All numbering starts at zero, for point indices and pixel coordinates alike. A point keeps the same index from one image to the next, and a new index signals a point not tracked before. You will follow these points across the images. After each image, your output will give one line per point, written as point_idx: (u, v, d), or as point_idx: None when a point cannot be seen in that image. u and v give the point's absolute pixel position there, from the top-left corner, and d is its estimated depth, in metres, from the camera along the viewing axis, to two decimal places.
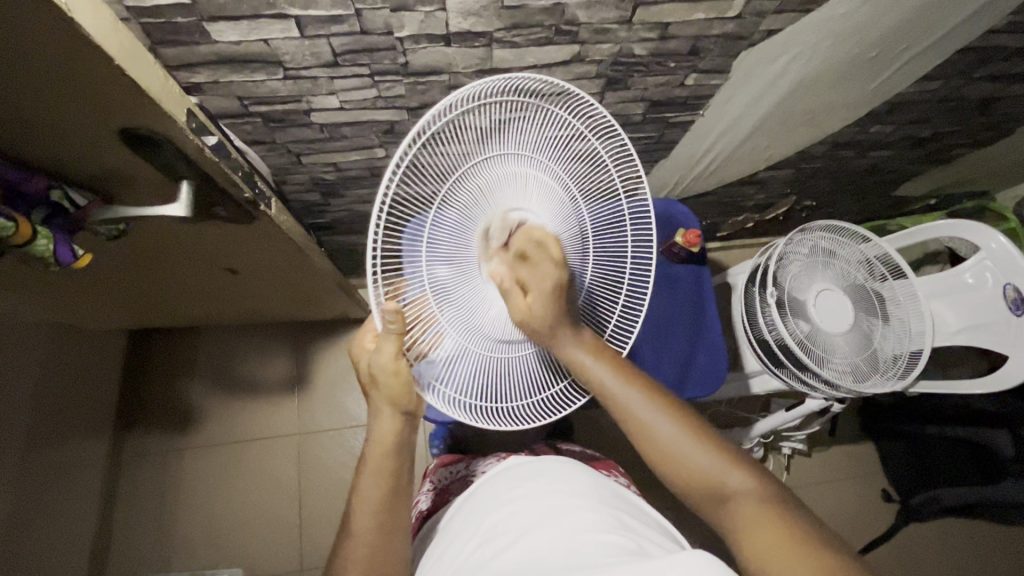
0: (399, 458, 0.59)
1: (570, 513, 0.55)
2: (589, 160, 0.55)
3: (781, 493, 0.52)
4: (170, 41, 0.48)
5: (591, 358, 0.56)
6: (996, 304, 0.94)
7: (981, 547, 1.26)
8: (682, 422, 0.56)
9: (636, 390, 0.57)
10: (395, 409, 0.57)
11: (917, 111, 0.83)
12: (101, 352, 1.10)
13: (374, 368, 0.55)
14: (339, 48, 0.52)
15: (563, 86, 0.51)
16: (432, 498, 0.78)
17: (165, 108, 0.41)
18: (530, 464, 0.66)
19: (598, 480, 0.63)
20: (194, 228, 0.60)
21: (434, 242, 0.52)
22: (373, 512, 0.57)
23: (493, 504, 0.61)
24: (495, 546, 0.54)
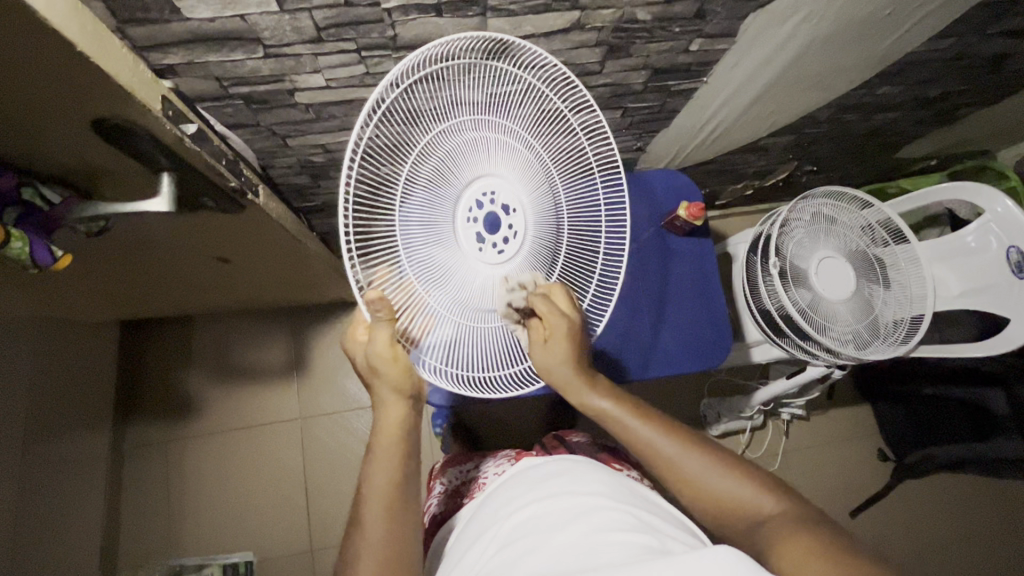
0: (411, 448, 0.58)
1: (588, 513, 0.54)
2: (555, 119, 0.55)
3: (816, 511, 0.51)
4: (139, 20, 0.45)
5: (606, 401, 0.60)
6: (999, 267, 0.93)
7: (976, 501, 1.30)
8: (712, 457, 0.56)
9: (658, 431, 0.58)
10: (401, 396, 0.56)
11: (926, 70, 0.81)
12: (92, 345, 1.08)
13: (370, 359, 0.53)
14: (322, 22, 0.48)
15: (506, 41, 0.50)
16: (444, 500, 0.77)
17: (139, 97, 0.38)
18: (546, 467, 0.65)
19: (616, 480, 0.62)
20: (181, 221, 0.57)
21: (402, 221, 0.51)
22: (385, 501, 0.54)
23: (512, 508, 0.60)
24: (516, 548, 0.54)
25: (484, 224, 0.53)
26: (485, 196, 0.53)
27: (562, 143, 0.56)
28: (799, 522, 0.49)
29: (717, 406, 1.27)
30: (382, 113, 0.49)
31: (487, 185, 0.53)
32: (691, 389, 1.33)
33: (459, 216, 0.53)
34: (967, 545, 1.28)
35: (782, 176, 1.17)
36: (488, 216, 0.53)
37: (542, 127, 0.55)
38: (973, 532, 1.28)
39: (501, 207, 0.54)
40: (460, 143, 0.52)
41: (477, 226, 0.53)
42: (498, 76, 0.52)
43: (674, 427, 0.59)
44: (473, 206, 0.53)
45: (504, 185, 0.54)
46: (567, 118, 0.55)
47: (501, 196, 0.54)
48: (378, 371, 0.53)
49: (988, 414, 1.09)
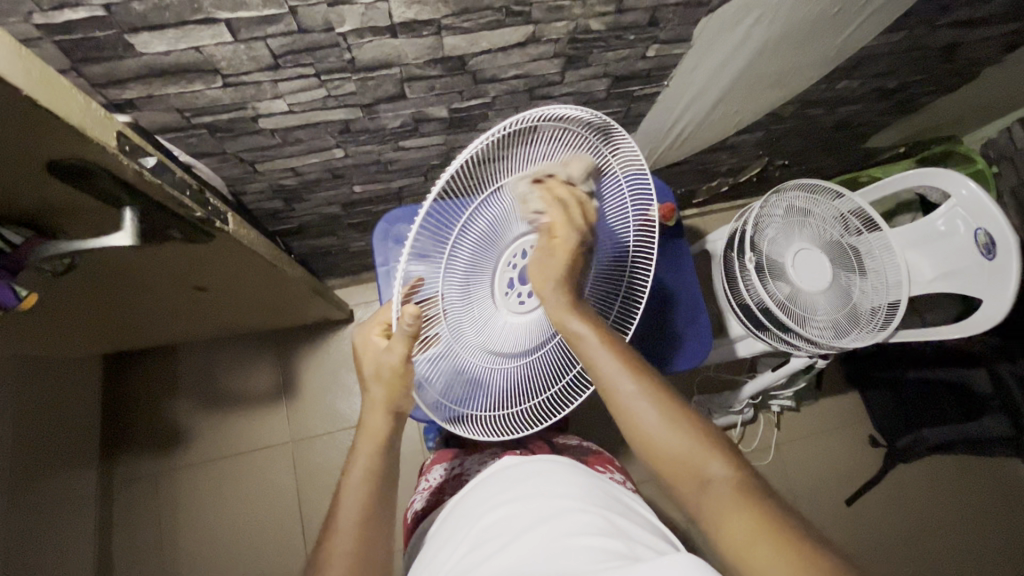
0: (387, 456, 0.59)
1: (559, 517, 0.54)
2: (614, 191, 0.62)
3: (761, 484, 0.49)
4: (94, 57, 0.45)
5: (584, 325, 0.57)
6: (969, 249, 0.94)
7: (967, 481, 1.31)
8: (663, 403, 0.54)
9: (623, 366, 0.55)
10: (387, 408, 0.58)
11: (883, 63, 0.82)
12: (74, 382, 1.07)
13: (381, 366, 0.56)
14: (278, 49, 0.49)
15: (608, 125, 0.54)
16: (427, 497, 0.77)
17: (93, 135, 0.38)
18: (523, 466, 0.66)
19: (593, 483, 0.63)
20: (148, 253, 0.57)
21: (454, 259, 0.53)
22: (363, 499, 0.56)
23: (485, 508, 0.61)
24: (485, 550, 0.54)
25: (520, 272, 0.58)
26: (526, 246, 0.57)
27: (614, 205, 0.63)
28: (745, 495, 0.47)
29: (707, 402, 1.28)
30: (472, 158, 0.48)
31: (533, 241, 0.58)
32: (680, 387, 1.34)
33: (502, 260, 0.57)
34: (961, 525, 1.29)
35: (755, 171, 1.19)
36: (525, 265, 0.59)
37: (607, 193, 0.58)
38: (967, 512, 1.29)
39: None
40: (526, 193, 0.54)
41: (511, 273, 0.58)
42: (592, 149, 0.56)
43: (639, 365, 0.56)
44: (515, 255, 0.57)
45: (546, 243, 0.58)
46: (620, 182, 0.61)
47: (543, 251, 0.58)
48: (382, 382, 0.57)
49: (971, 394, 1.13)
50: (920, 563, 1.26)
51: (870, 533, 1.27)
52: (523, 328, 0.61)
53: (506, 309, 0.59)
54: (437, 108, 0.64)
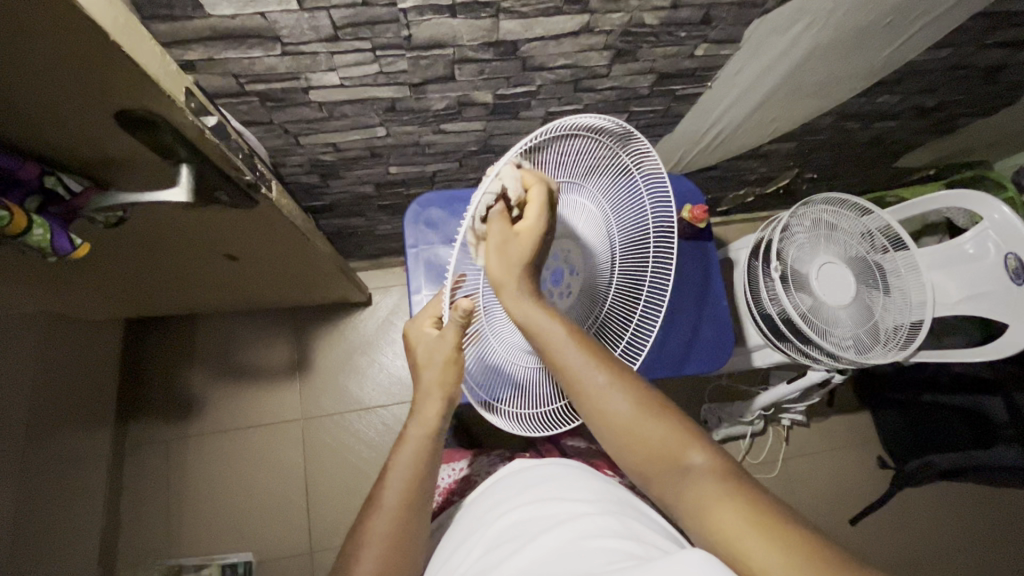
0: (437, 444, 0.59)
1: (578, 520, 0.54)
2: (629, 194, 0.61)
3: (738, 468, 0.52)
4: (163, 16, 0.46)
5: (556, 326, 0.55)
6: (996, 272, 0.94)
7: (974, 509, 1.30)
8: (633, 391, 0.55)
9: (588, 358, 0.55)
10: (444, 395, 0.58)
11: (925, 80, 0.82)
12: (94, 343, 1.08)
13: (432, 354, 0.58)
14: (340, 20, 0.50)
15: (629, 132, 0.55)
16: (438, 498, 0.77)
17: (166, 88, 0.39)
18: (545, 470, 0.66)
19: (610, 489, 0.63)
20: (192, 215, 0.57)
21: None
22: (407, 487, 0.56)
23: (501, 512, 0.61)
24: (503, 552, 0.54)
25: (552, 272, 0.64)
26: (559, 249, 0.63)
27: (630, 213, 0.62)
28: (726, 482, 0.49)
29: (718, 411, 1.28)
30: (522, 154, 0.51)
31: (562, 242, 0.62)
32: (691, 394, 1.34)
33: None
34: (965, 555, 1.28)
35: (783, 183, 1.19)
36: (558, 266, 0.63)
37: (624, 201, 0.62)
38: (972, 542, 1.28)
39: (567, 263, 0.63)
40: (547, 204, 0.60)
41: (546, 273, 0.64)
42: (607, 162, 0.59)
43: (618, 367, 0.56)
44: (549, 256, 0.63)
45: (574, 246, 0.62)
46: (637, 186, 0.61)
47: (570, 252, 0.63)
48: (436, 368, 0.58)
49: (987, 420, 1.11)
50: None
51: (872, 556, 1.26)
52: None
53: None
54: (482, 93, 0.65)
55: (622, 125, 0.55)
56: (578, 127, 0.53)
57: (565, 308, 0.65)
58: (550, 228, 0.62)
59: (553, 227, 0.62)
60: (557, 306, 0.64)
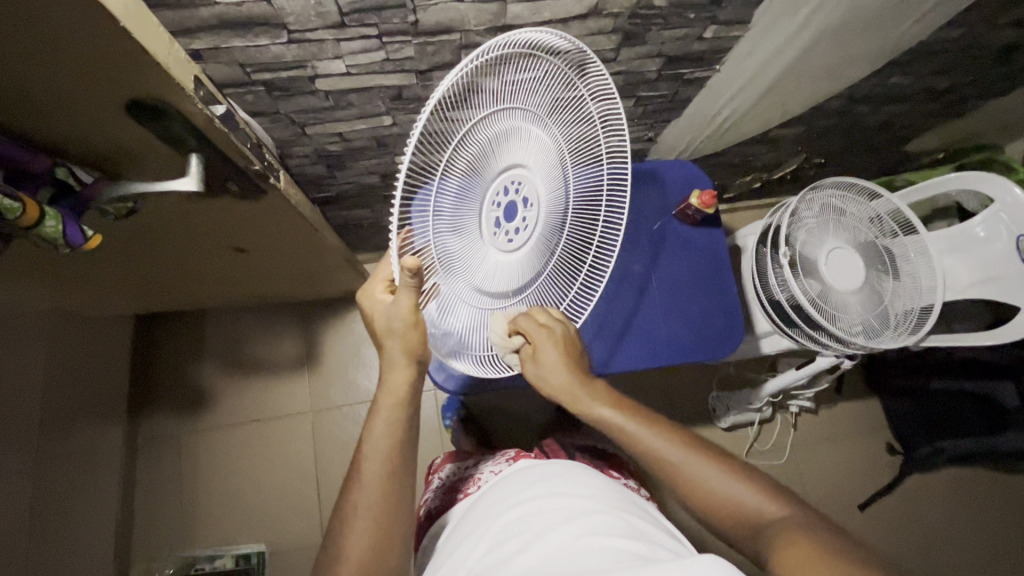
0: (410, 412, 0.59)
1: (579, 517, 0.55)
2: (581, 122, 0.55)
3: (817, 516, 0.51)
4: (170, 4, 0.46)
5: (608, 408, 0.63)
6: (1010, 256, 0.94)
7: (985, 494, 1.30)
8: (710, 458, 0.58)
9: (661, 436, 0.59)
10: (410, 358, 0.58)
11: (938, 60, 0.81)
12: (105, 338, 1.09)
13: (391, 320, 0.55)
14: (347, 6, 0.49)
15: (579, 49, 0.51)
16: (440, 495, 0.78)
17: (176, 76, 0.39)
18: (545, 466, 0.66)
19: (609, 483, 0.64)
20: (201, 206, 0.57)
21: (439, 207, 0.50)
22: (386, 457, 0.57)
23: (504, 506, 0.61)
24: (506, 547, 0.55)
25: (504, 212, 0.53)
26: (509, 184, 0.53)
27: (580, 142, 0.56)
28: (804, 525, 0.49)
29: (726, 398, 1.28)
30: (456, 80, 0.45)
31: (514, 176, 0.53)
32: (699, 382, 1.33)
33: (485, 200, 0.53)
34: (975, 540, 1.28)
35: (790, 169, 1.18)
36: (508, 204, 0.53)
37: (573, 131, 0.55)
38: (982, 527, 1.28)
39: (522, 199, 0.53)
40: (494, 135, 0.51)
41: (496, 213, 0.53)
42: (555, 86, 0.53)
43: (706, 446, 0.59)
44: (498, 194, 0.53)
45: (530, 179, 0.53)
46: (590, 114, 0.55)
47: (525, 186, 0.53)
48: (398, 333, 0.56)
49: (998, 406, 1.12)
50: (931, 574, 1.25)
51: (881, 542, 1.27)
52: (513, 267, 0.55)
53: (494, 247, 0.53)
54: None
55: (579, 47, 0.51)
56: (530, 47, 0.49)
57: (518, 250, 0.54)
58: (501, 161, 0.52)
59: (502, 160, 0.52)
60: (510, 248, 0.54)
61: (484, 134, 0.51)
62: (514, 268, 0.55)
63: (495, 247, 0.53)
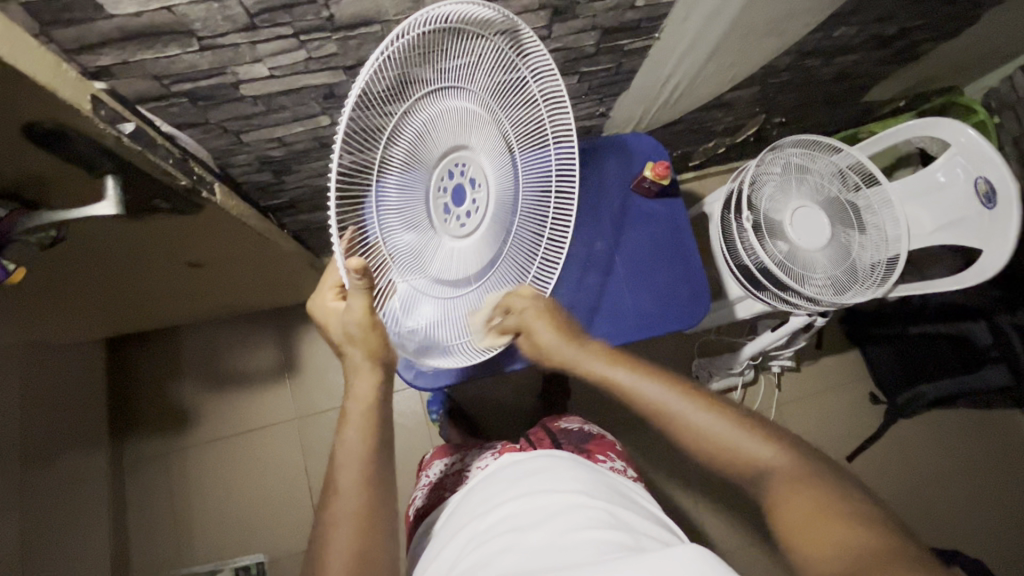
0: (382, 418, 0.59)
1: (561, 511, 0.56)
2: (521, 97, 0.52)
3: (814, 463, 0.52)
4: (64, 21, 0.44)
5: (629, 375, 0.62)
6: (969, 198, 0.93)
7: (968, 433, 1.32)
8: (726, 415, 0.56)
9: (663, 390, 0.59)
10: (374, 362, 0.57)
11: (881, 7, 0.80)
12: (77, 364, 1.07)
13: (349, 326, 0.53)
14: (253, 7, 0.47)
15: (505, 19, 0.47)
16: (427, 494, 0.79)
17: (66, 97, 0.37)
18: (521, 462, 0.67)
19: (595, 476, 0.64)
20: (135, 226, 0.56)
21: (384, 200, 0.50)
22: (361, 461, 0.56)
23: (489, 507, 0.61)
24: (489, 542, 0.55)
25: (452, 196, 0.52)
26: (453, 167, 0.52)
27: (526, 117, 0.53)
28: (800, 484, 0.50)
29: (708, 365, 1.29)
30: (368, 89, 0.45)
31: (458, 161, 0.52)
32: (681, 352, 1.34)
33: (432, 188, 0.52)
34: (961, 479, 1.30)
35: (752, 130, 1.17)
36: (455, 187, 0.52)
37: (516, 114, 0.52)
38: (968, 466, 1.31)
39: (468, 181, 0.52)
40: (429, 123, 0.50)
41: (444, 198, 0.52)
42: (490, 59, 0.49)
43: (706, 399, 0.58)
44: (442, 180, 0.52)
45: (475, 162, 0.52)
46: (528, 86, 0.51)
47: (469, 169, 0.52)
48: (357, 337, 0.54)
49: (972, 345, 1.14)
50: (921, 515, 1.28)
51: (871, 489, 1.29)
52: (468, 253, 0.53)
53: (448, 235, 0.53)
54: None
55: (497, 13, 0.47)
56: (448, 26, 0.46)
57: (470, 234, 0.53)
58: (439, 147, 0.51)
59: (443, 145, 0.51)
60: (462, 232, 0.53)
61: (417, 124, 0.50)
62: (464, 256, 0.53)
63: (448, 234, 0.52)
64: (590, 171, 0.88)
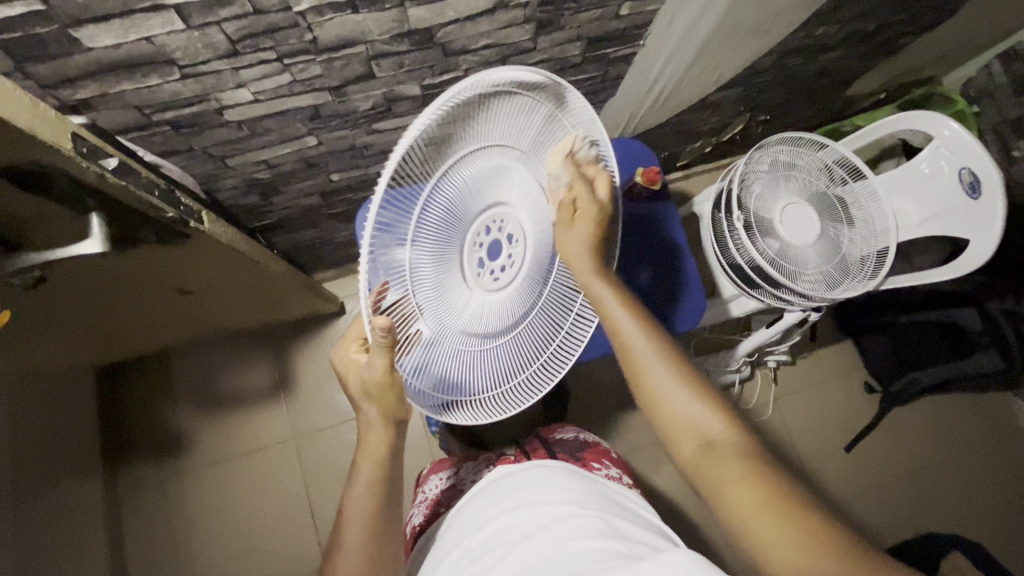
0: (392, 470, 0.58)
1: (557, 524, 0.55)
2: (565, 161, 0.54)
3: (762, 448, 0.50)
4: (39, 57, 0.43)
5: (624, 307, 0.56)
6: (954, 189, 0.95)
7: (962, 418, 1.34)
8: (683, 374, 0.53)
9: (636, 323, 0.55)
10: (386, 420, 0.55)
11: (859, 5, 0.81)
12: (65, 396, 1.05)
13: (367, 385, 0.52)
14: (234, 33, 0.46)
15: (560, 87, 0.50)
16: (426, 511, 0.78)
17: (46, 138, 0.36)
18: (519, 474, 0.66)
19: (586, 483, 0.64)
20: (121, 259, 0.54)
21: (419, 236, 0.50)
22: (367, 522, 0.56)
23: (481, 522, 0.61)
24: (487, 562, 0.55)
25: (486, 250, 0.53)
26: (490, 222, 0.53)
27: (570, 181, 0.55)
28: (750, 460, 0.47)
29: (704, 364, 1.29)
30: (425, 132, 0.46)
31: (494, 216, 0.53)
32: (678, 351, 1.34)
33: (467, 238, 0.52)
34: (958, 464, 1.32)
35: (738, 129, 1.18)
36: (491, 242, 0.54)
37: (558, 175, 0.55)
38: (964, 451, 1.33)
39: (505, 235, 0.54)
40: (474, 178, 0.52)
41: (479, 252, 0.53)
42: (538, 121, 0.52)
43: (678, 357, 0.54)
44: (479, 234, 0.53)
45: (512, 217, 0.54)
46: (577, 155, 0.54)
47: (506, 224, 0.53)
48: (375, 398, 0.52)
49: (962, 332, 1.14)
50: (920, 502, 1.29)
51: (870, 478, 1.30)
52: (499, 307, 0.54)
53: (479, 288, 0.53)
54: (408, 85, 0.62)
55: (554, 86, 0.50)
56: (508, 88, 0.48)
57: (499, 292, 0.54)
58: (481, 202, 0.52)
59: (486, 200, 0.52)
60: (494, 287, 0.53)
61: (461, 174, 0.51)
62: (496, 310, 0.54)
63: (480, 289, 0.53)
64: None
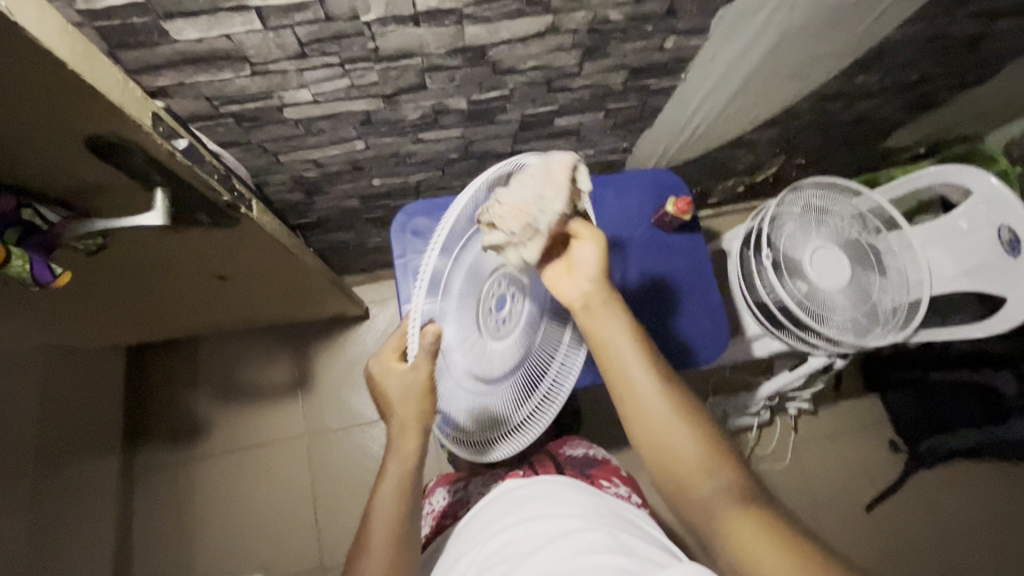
0: (415, 476, 0.59)
1: (572, 533, 0.54)
2: None
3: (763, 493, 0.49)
4: (131, 44, 0.47)
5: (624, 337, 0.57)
6: (993, 246, 0.92)
7: (992, 489, 1.28)
8: (678, 406, 0.55)
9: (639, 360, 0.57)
10: (417, 427, 0.57)
11: (901, 58, 0.82)
12: (97, 370, 1.09)
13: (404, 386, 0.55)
14: (305, 37, 0.50)
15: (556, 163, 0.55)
16: (433, 522, 0.77)
17: (131, 113, 0.39)
18: (531, 487, 0.66)
19: (597, 500, 0.63)
20: (173, 237, 0.58)
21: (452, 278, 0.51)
22: (391, 530, 0.56)
23: (488, 535, 0.60)
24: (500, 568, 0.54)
25: (495, 304, 0.57)
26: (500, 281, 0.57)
27: None
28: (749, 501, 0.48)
29: (723, 404, 1.26)
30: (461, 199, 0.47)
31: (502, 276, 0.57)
32: (697, 387, 1.32)
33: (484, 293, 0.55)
34: (986, 538, 1.25)
35: (772, 170, 1.19)
36: (499, 296, 0.58)
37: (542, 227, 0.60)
38: (992, 524, 1.26)
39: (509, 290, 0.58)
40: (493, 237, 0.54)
41: (489, 305, 0.57)
42: None
43: (680, 397, 0.56)
44: (492, 287, 0.56)
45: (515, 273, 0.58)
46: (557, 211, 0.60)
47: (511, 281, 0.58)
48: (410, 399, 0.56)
49: (997, 395, 1.10)
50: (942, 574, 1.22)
51: (890, 543, 1.24)
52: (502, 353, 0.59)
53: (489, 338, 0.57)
54: (456, 99, 0.65)
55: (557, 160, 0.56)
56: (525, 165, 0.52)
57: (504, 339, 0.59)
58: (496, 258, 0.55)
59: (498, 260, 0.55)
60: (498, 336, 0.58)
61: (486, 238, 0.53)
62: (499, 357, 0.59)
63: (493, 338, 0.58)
64: (613, 201, 0.90)
